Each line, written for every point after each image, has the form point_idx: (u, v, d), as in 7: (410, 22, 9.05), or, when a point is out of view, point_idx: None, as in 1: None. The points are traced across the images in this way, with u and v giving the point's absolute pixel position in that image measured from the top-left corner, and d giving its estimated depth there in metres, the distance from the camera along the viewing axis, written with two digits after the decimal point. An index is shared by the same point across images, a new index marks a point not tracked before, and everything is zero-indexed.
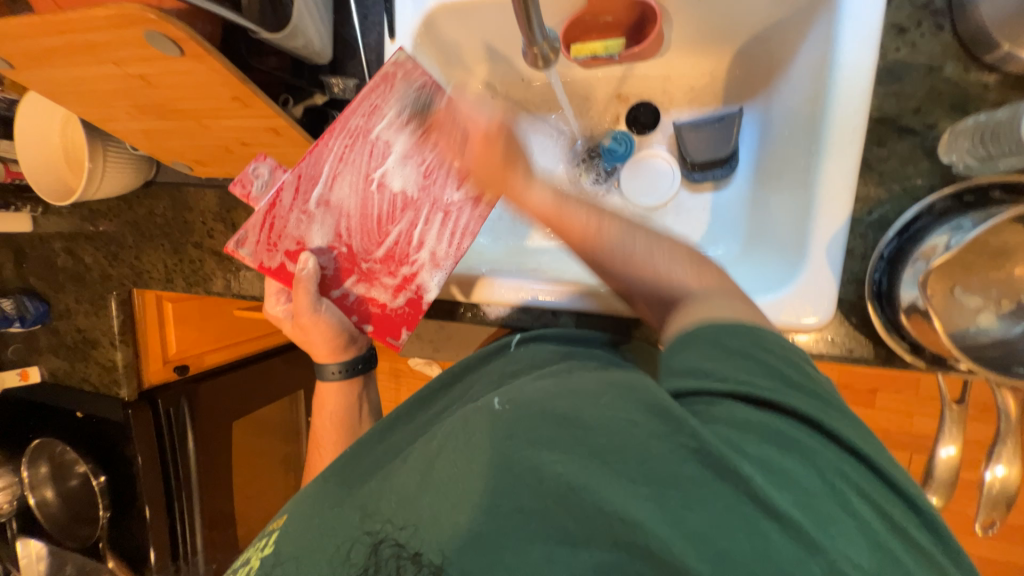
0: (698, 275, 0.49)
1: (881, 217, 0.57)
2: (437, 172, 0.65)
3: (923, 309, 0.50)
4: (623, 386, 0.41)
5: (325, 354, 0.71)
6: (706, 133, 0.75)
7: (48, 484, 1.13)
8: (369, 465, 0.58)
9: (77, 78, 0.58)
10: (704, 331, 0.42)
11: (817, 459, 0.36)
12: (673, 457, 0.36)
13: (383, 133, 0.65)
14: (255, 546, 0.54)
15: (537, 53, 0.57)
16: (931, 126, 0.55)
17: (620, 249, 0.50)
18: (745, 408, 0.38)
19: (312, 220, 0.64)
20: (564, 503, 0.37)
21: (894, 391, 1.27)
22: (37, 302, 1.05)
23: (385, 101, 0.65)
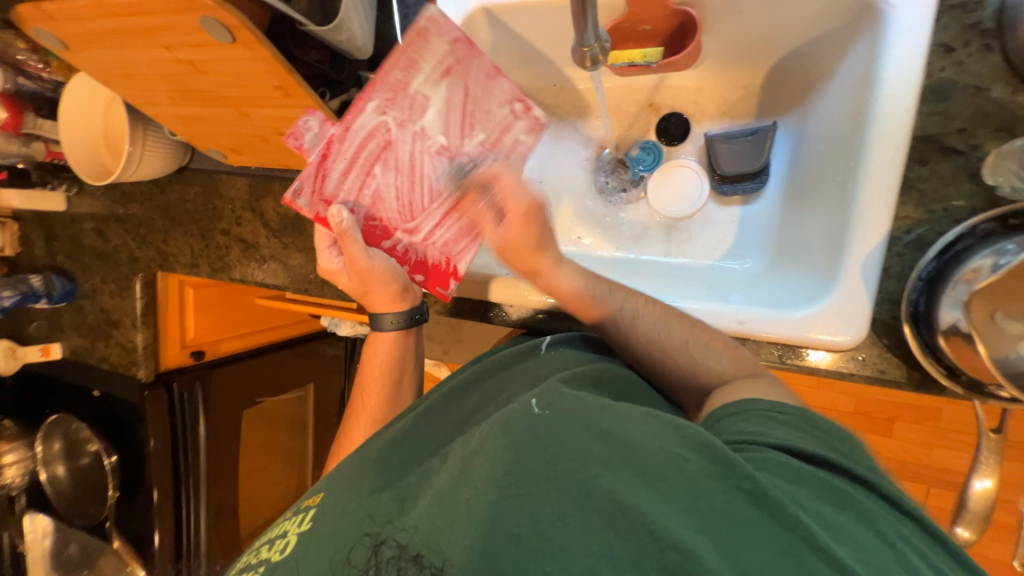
0: (732, 363, 0.56)
1: (920, 237, 0.56)
2: (473, 127, 0.66)
3: (965, 331, 0.49)
4: (669, 420, 0.41)
5: (383, 304, 0.72)
6: (740, 146, 0.74)
7: (60, 461, 1.14)
8: (401, 454, 0.57)
9: (127, 61, 0.60)
10: (753, 407, 0.46)
11: (871, 518, 0.37)
12: (727, 499, 0.35)
13: (423, 87, 0.64)
14: (292, 520, 0.53)
15: (587, 53, 0.55)
16: (975, 147, 0.54)
17: (654, 337, 0.59)
18: (788, 460, 0.40)
19: (370, 178, 0.65)
20: (611, 520, 0.35)
21: (914, 422, 1.23)
22: (65, 280, 1.07)
23: (421, 51, 0.63)
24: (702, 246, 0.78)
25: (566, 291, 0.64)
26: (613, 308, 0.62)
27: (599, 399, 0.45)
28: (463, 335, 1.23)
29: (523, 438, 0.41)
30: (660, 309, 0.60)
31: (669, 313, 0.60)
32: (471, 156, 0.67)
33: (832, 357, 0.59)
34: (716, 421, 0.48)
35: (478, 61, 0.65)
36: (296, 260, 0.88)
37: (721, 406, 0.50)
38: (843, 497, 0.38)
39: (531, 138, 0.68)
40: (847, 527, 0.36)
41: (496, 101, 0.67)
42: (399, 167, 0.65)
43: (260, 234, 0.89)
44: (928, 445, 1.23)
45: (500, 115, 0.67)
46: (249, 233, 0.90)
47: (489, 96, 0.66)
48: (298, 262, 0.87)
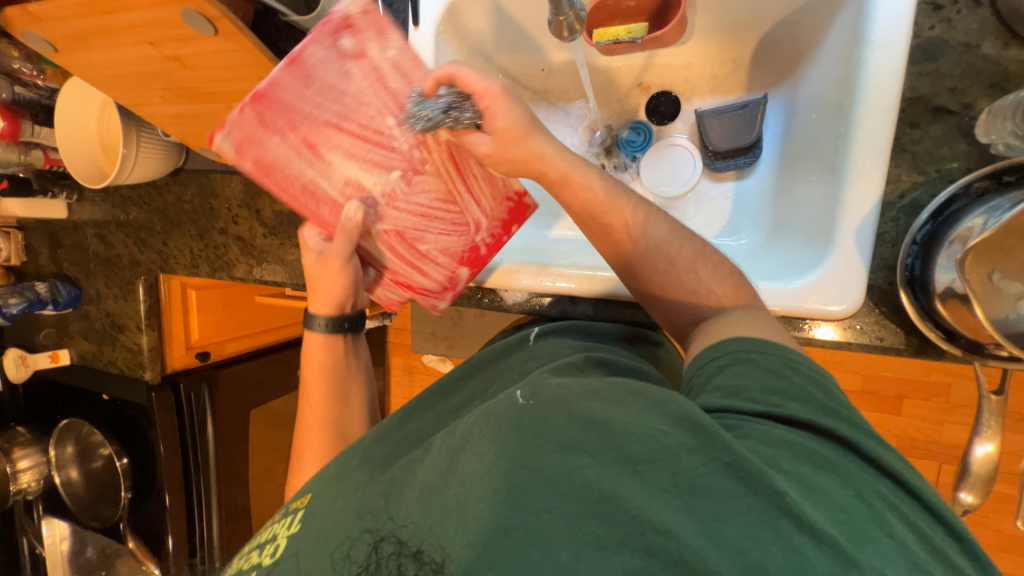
0: (734, 292, 0.54)
1: (914, 200, 0.55)
2: (374, 118, 0.61)
3: (960, 293, 0.48)
4: (652, 396, 0.42)
5: (322, 304, 0.69)
6: (729, 121, 0.74)
7: (74, 464, 1.17)
8: (387, 447, 0.57)
9: (115, 62, 0.61)
10: (736, 349, 0.46)
11: (850, 478, 0.37)
12: (705, 469, 0.35)
13: (320, 176, 0.61)
14: (281, 523, 0.52)
15: (563, 23, 0.56)
16: (968, 106, 0.53)
17: (663, 253, 0.55)
18: (772, 426, 0.40)
19: (424, 252, 0.65)
20: (596, 510, 0.35)
21: (923, 398, 1.22)
22: (69, 287, 1.08)
23: (279, 163, 0.60)
24: (697, 223, 0.77)
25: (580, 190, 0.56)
26: (626, 215, 0.56)
27: (583, 383, 0.45)
28: (464, 328, 1.23)
29: (512, 434, 0.41)
30: (673, 223, 0.57)
31: (678, 230, 0.56)
32: (409, 136, 0.61)
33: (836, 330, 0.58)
34: (702, 373, 0.48)
35: (297, 75, 0.59)
36: (293, 256, 0.88)
37: (708, 346, 0.49)
38: (822, 458, 0.38)
39: (395, 56, 0.60)
40: (830, 489, 0.36)
41: (337, 80, 0.60)
42: (425, 214, 0.64)
43: (257, 231, 0.90)
44: (938, 420, 1.22)
45: (355, 76, 0.60)
46: (246, 231, 0.91)
47: (342, 80, 0.60)
48: (295, 257, 0.88)
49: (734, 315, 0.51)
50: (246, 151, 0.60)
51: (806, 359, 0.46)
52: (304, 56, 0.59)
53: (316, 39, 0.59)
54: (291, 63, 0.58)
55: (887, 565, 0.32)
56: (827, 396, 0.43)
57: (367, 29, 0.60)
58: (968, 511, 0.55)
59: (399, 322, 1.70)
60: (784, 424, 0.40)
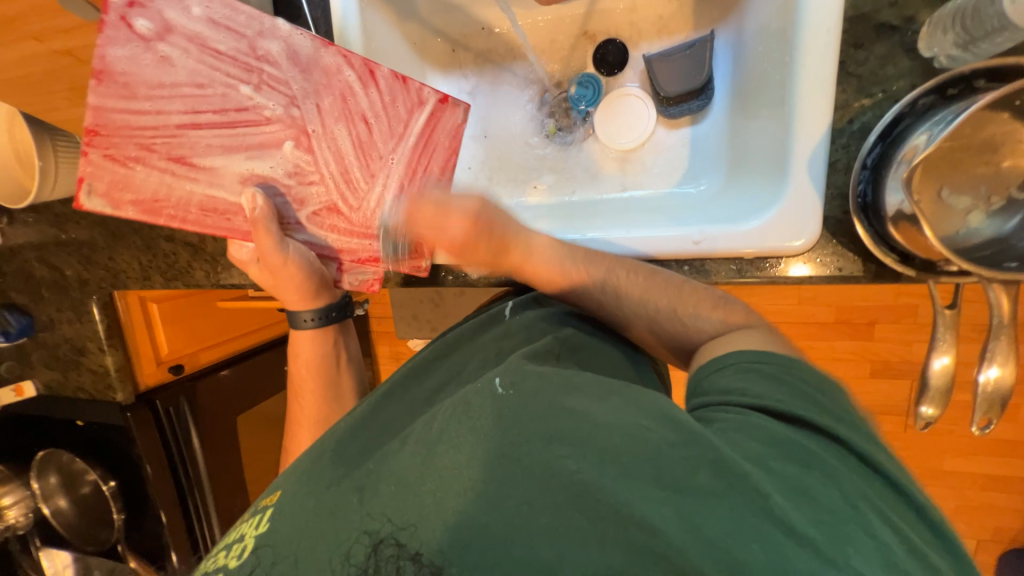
0: (724, 316, 0.54)
1: (863, 125, 0.55)
2: (228, 96, 0.54)
3: (909, 213, 0.48)
4: (629, 395, 0.43)
5: (297, 303, 0.66)
6: (677, 62, 0.71)
7: (61, 493, 1.14)
8: (361, 442, 0.55)
9: (3, 64, 0.55)
10: (738, 360, 0.46)
11: (836, 477, 0.37)
12: (686, 466, 0.36)
13: (213, 189, 0.55)
14: (249, 521, 0.51)
15: None
16: (910, 20, 0.52)
17: (640, 298, 0.57)
18: (767, 422, 0.40)
19: (369, 214, 0.62)
20: (579, 503, 0.35)
21: (893, 321, 1.26)
22: (20, 316, 1.03)
23: (160, 196, 0.53)
24: (657, 174, 0.75)
25: (546, 272, 0.61)
26: (594, 279, 0.59)
27: (565, 375, 0.46)
28: (444, 308, 1.22)
29: (490, 422, 0.42)
30: (645, 274, 0.57)
31: (655, 277, 0.57)
32: (280, 100, 0.56)
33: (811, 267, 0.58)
34: (704, 377, 0.48)
35: (118, 89, 0.51)
36: None
37: (704, 364, 0.50)
38: (811, 457, 0.37)
39: (207, 15, 0.52)
40: (814, 488, 0.36)
41: (159, 72, 0.52)
42: (356, 176, 0.60)
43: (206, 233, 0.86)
44: (907, 340, 1.26)
45: (176, 58, 0.52)
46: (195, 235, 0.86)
47: (165, 68, 0.52)
48: None
49: (734, 336, 0.50)
50: (121, 202, 0.52)
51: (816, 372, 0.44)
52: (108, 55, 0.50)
53: (108, 34, 0.50)
54: (100, 78, 0.50)
55: (865, 564, 0.33)
56: (834, 406, 0.41)
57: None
58: (929, 423, 0.57)
59: (379, 310, 1.68)
60: (784, 423, 0.40)
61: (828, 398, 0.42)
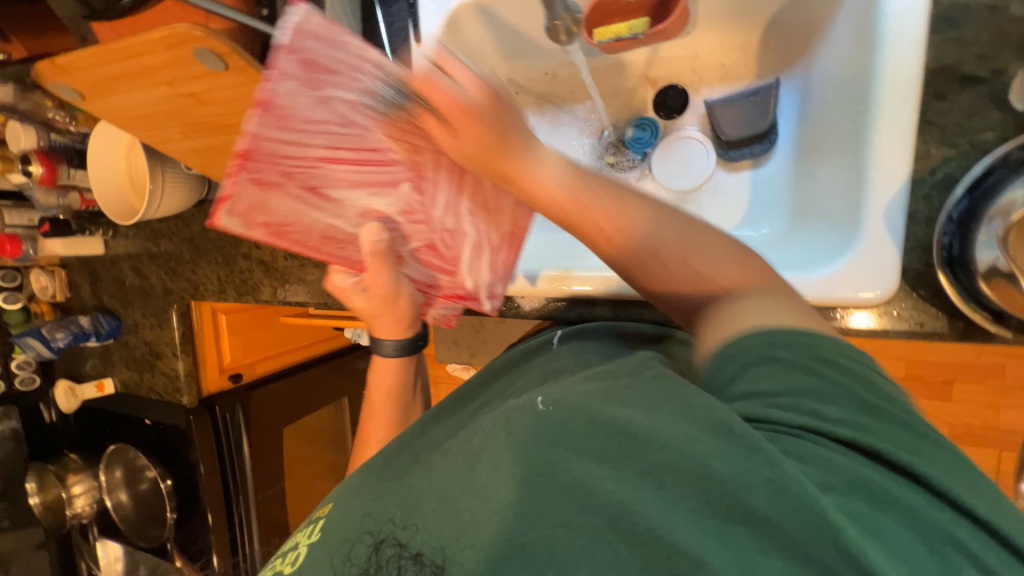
0: (739, 271, 0.46)
1: (947, 175, 0.52)
2: (365, 138, 0.51)
3: (1006, 270, 0.45)
4: (680, 400, 0.40)
5: (388, 329, 0.71)
6: (740, 108, 0.72)
7: (123, 488, 1.22)
8: (404, 457, 0.57)
9: (137, 104, 0.64)
10: (751, 344, 0.40)
11: (913, 515, 0.33)
12: (744, 486, 0.34)
13: (335, 220, 0.57)
14: (304, 531, 0.53)
15: (560, 26, 0.65)
16: (999, 72, 0.50)
17: (653, 246, 0.47)
18: (827, 448, 0.35)
19: (460, 257, 0.65)
20: (615, 525, 0.35)
21: (975, 382, 1.15)
22: (110, 318, 1.14)
23: (289, 220, 0.54)
24: (716, 216, 0.75)
25: (550, 192, 0.46)
26: (607, 214, 0.47)
27: (606, 387, 0.44)
28: (487, 336, 1.24)
29: (527, 438, 0.41)
30: (656, 209, 0.47)
31: (663, 212, 0.47)
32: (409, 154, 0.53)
33: (873, 316, 0.55)
34: (722, 374, 0.41)
35: (276, 121, 0.46)
36: (314, 276, 0.90)
37: (717, 346, 0.42)
38: (878, 489, 0.34)
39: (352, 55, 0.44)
40: (887, 528, 0.33)
41: (309, 113, 0.48)
42: (456, 226, 0.61)
43: (278, 253, 0.92)
44: (994, 405, 1.14)
45: (334, 103, 0.48)
46: (268, 255, 0.93)
47: (320, 107, 0.48)
48: (316, 277, 0.90)
49: (754, 300, 0.43)
50: (254, 223, 0.52)
51: (832, 340, 0.40)
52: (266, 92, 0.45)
53: (278, 67, 0.44)
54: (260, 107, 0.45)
55: None
56: (874, 393, 0.38)
57: (320, 48, 0.44)
58: None
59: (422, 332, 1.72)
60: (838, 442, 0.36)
61: (891, 404, 0.37)
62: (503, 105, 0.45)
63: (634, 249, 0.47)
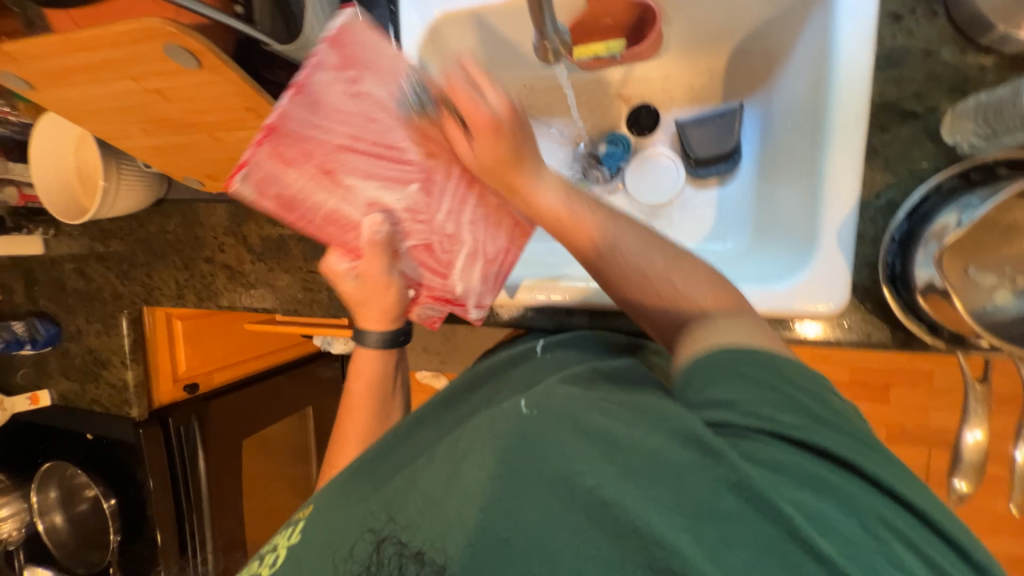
0: (715, 296, 0.52)
1: (890, 200, 0.58)
2: (388, 134, 0.56)
3: (940, 287, 0.50)
4: (656, 413, 0.42)
5: (376, 321, 0.68)
6: (709, 129, 0.76)
7: (58, 509, 1.12)
8: (388, 461, 0.57)
9: (94, 97, 0.60)
10: (720, 357, 0.44)
11: (854, 503, 0.37)
12: (711, 489, 0.36)
13: (341, 205, 0.58)
14: (282, 533, 0.54)
15: (548, 47, 0.55)
16: (933, 109, 0.56)
17: (636, 267, 0.53)
18: (779, 450, 0.38)
19: (453, 263, 0.65)
20: (594, 518, 0.36)
21: (909, 386, 1.25)
22: (48, 324, 1.05)
23: (300, 197, 0.55)
24: (685, 230, 0.78)
25: (546, 208, 0.56)
26: (591, 225, 0.55)
27: (584, 393, 0.47)
28: (458, 344, 1.23)
29: (510, 442, 0.42)
30: (643, 234, 0.55)
31: (655, 244, 0.54)
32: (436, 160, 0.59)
33: (823, 329, 0.60)
34: (690, 379, 0.45)
35: (307, 104, 0.52)
36: (283, 281, 0.87)
37: (690, 359, 0.46)
38: (827, 485, 0.37)
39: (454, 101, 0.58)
40: (836, 521, 0.35)
41: (339, 97, 0.53)
42: (456, 231, 0.63)
43: (245, 258, 0.89)
44: (925, 407, 1.25)
45: (367, 96, 0.54)
46: (234, 259, 0.89)
47: (352, 101, 0.54)
48: (285, 283, 0.87)
49: (718, 321, 0.49)
50: (263, 194, 0.53)
51: (782, 359, 0.43)
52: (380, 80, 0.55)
53: (315, 62, 0.52)
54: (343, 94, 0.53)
55: None
56: (823, 407, 0.41)
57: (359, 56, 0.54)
58: (964, 497, 0.57)
59: None
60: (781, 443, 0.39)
61: (832, 410, 0.41)
62: (522, 136, 0.55)
63: (625, 261, 0.54)
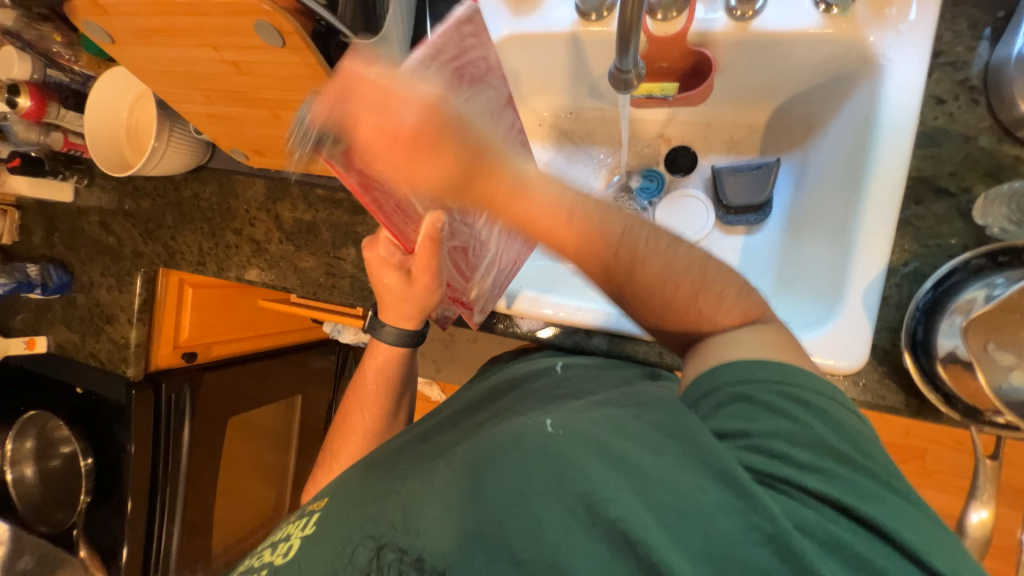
0: (740, 315, 0.48)
1: (916, 270, 0.60)
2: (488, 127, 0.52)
3: (964, 358, 0.51)
4: (682, 437, 0.41)
5: (397, 317, 0.67)
6: (746, 179, 0.79)
7: (30, 462, 1.08)
8: (405, 458, 0.56)
9: (168, 58, 0.62)
10: (725, 382, 0.45)
11: (878, 568, 0.35)
12: (745, 539, 0.36)
13: (412, 197, 0.51)
14: (295, 523, 0.55)
15: (623, 77, 0.57)
16: (966, 190, 0.59)
17: (657, 286, 0.46)
18: (798, 498, 0.38)
19: (478, 268, 0.66)
20: (615, 548, 0.36)
21: (901, 462, 1.25)
22: (62, 272, 1.04)
23: (380, 177, 0.46)
24: None
25: (544, 222, 0.41)
26: (609, 239, 0.44)
27: (605, 415, 0.46)
28: (461, 354, 1.23)
29: (531, 457, 0.41)
30: (669, 247, 0.46)
31: (680, 251, 0.46)
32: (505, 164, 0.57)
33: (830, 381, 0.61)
34: (700, 399, 0.46)
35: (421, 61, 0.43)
36: (307, 263, 0.88)
37: (697, 374, 0.47)
38: (851, 548, 0.36)
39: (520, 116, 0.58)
40: None
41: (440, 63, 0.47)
42: (487, 239, 0.64)
43: (273, 235, 0.90)
44: (918, 487, 1.24)
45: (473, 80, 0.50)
46: (262, 234, 0.90)
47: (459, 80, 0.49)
48: (309, 265, 0.87)
49: (743, 334, 0.46)
50: (350, 167, 0.43)
51: (804, 374, 0.44)
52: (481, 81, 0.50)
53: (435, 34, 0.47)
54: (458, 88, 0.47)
55: None
56: (843, 441, 0.40)
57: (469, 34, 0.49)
58: None
59: None
60: (802, 489, 0.39)
61: (861, 452, 0.40)
62: (462, 126, 0.38)
63: (646, 280, 0.46)
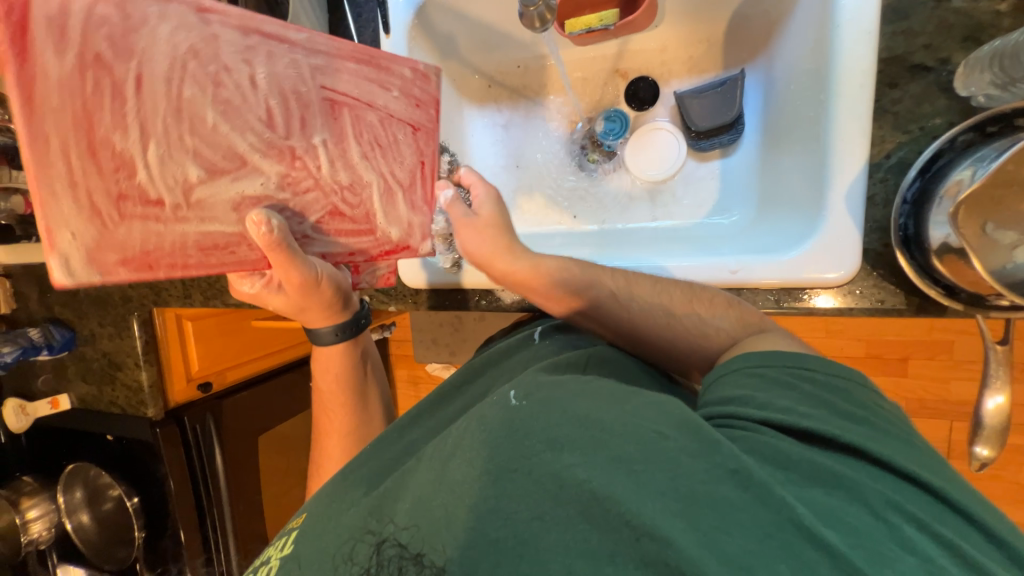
0: (738, 321, 0.55)
1: (900, 160, 0.56)
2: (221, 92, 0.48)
3: (957, 247, 0.48)
4: (649, 399, 0.42)
5: (319, 321, 0.64)
6: (709, 99, 0.73)
7: (84, 509, 1.15)
8: (384, 462, 0.56)
9: None
10: (743, 364, 0.46)
11: (871, 496, 0.35)
12: (709, 476, 0.35)
13: (207, 224, 0.49)
14: (276, 545, 0.54)
15: (533, 12, 0.59)
16: (944, 61, 0.53)
17: (657, 302, 0.58)
18: (782, 440, 0.38)
19: (372, 211, 0.58)
20: (587, 514, 0.35)
21: (928, 358, 1.22)
22: (63, 330, 1.06)
23: (151, 247, 0.47)
24: (689, 205, 0.77)
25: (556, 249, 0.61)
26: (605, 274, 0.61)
27: (579, 382, 0.46)
28: (466, 335, 1.23)
29: (496, 434, 0.41)
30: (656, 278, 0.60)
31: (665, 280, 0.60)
32: (274, 93, 0.50)
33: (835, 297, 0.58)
34: (715, 378, 0.48)
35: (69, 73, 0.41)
36: None
37: (711, 370, 0.50)
38: (840, 476, 0.36)
39: (240, 21, 0.47)
40: (846, 513, 0.34)
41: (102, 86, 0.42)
42: (353, 175, 0.56)
43: None
44: (947, 380, 1.22)
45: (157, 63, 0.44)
46: None
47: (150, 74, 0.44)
48: None
49: (747, 341, 0.51)
50: (109, 266, 0.45)
51: (816, 361, 0.46)
52: (137, 29, 0.43)
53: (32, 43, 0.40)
54: (95, 93, 0.42)
55: None
56: (847, 401, 0.42)
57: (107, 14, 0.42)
58: (986, 463, 0.56)
59: (399, 333, 1.70)
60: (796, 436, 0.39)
61: (867, 413, 0.41)
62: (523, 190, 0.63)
63: (636, 307, 0.59)
